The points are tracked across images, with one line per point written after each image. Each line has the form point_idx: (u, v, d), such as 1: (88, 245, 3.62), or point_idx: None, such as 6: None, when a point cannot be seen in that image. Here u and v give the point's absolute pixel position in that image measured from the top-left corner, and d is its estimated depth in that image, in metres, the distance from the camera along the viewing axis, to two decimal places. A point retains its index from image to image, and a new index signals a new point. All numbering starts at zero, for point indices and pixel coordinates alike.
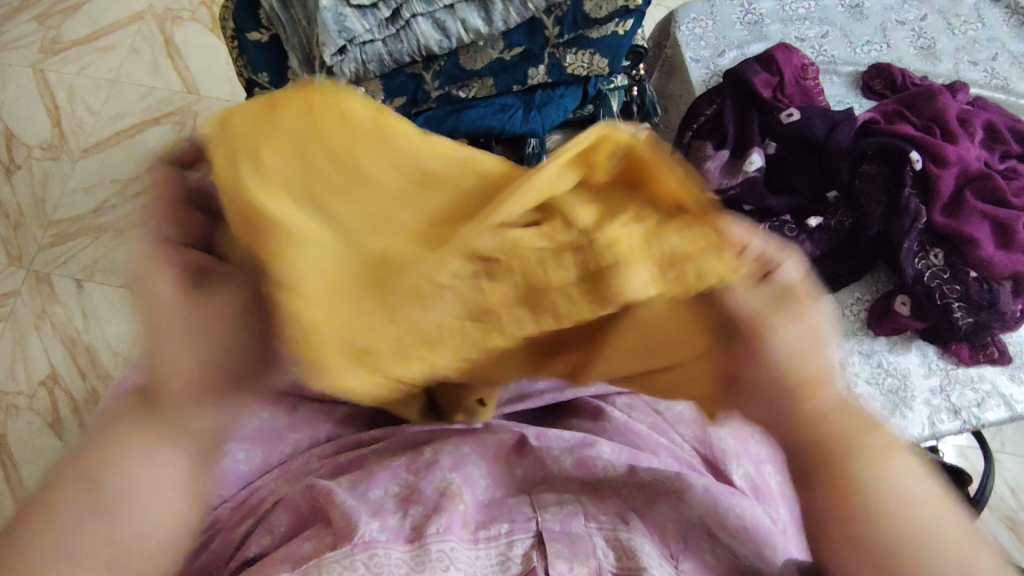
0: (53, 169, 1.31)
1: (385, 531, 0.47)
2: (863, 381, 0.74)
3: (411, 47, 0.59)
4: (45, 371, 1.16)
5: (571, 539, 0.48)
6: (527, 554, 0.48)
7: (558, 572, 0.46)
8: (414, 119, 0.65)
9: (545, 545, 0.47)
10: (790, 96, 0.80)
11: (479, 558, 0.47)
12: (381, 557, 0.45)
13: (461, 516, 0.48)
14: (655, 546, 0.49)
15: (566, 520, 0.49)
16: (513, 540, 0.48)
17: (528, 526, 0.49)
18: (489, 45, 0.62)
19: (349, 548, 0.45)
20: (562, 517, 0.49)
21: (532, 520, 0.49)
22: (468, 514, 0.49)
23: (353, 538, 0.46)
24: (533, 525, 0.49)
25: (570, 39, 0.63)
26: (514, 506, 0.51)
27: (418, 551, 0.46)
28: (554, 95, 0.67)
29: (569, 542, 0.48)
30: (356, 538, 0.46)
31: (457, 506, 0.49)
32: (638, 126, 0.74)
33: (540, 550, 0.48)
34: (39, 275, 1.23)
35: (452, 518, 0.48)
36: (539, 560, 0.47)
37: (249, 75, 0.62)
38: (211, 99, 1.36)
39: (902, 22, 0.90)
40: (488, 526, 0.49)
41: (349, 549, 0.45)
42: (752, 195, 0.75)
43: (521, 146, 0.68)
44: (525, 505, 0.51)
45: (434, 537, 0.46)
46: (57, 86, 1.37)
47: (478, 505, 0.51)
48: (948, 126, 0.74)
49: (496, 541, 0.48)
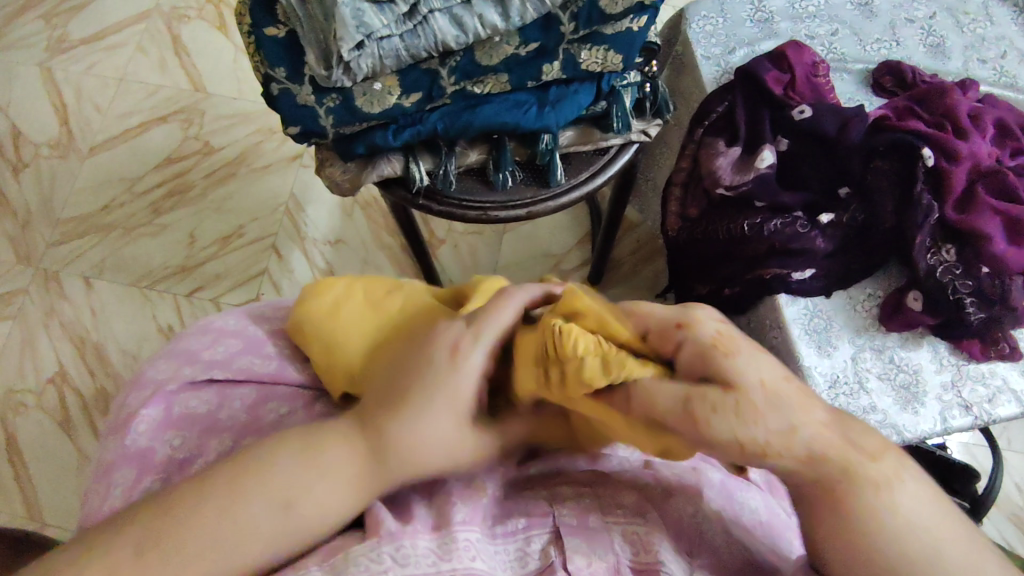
0: (60, 167, 1.31)
1: (409, 523, 0.46)
2: (875, 376, 0.74)
3: (428, 43, 0.59)
4: (53, 369, 1.17)
5: (590, 533, 0.48)
6: (546, 550, 0.47)
7: (576, 567, 0.46)
8: (430, 114, 0.66)
9: (563, 540, 0.47)
10: (801, 93, 0.80)
11: (499, 552, 0.47)
12: (406, 549, 0.44)
13: (480, 510, 0.48)
14: (674, 542, 0.48)
15: (584, 514, 0.49)
16: (531, 535, 0.48)
17: (546, 521, 0.49)
18: (504, 40, 0.62)
19: (374, 540, 0.44)
20: (580, 512, 0.49)
21: (550, 515, 0.49)
22: (486, 509, 0.49)
23: (380, 530, 0.45)
24: (551, 520, 0.49)
25: (586, 35, 0.63)
26: (531, 501, 0.51)
27: (443, 541, 0.45)
28: (568, 90, 0.68)
29: (588, 536, 0.48)
30: (380, 531, 0.45)
31: (478, 499, 0.49)
32: (649, 123, 0.75)
33: (558, 546, 0.47)
34: (47, 273, 1.23)
35: (472, 511, 0.48)
36: (558, 555, 0.47)
37: (266, 71, 0.62)
38: (218, 98, 1.36)
39: (912, 19, 0.90)
40: (506, 521, 0.49)
41: (373, 543, 0.44)
42: (765, 192, 0.74)
43: (535, 141, 0.70)
44: (543, 500, 0.51)
45: (459, 527, 0.46)
46: (64, 84, 1.38)
47: (496, 500, 0.51)
48: (959, 123, 0.74)
49: (516, 535, 0.48)
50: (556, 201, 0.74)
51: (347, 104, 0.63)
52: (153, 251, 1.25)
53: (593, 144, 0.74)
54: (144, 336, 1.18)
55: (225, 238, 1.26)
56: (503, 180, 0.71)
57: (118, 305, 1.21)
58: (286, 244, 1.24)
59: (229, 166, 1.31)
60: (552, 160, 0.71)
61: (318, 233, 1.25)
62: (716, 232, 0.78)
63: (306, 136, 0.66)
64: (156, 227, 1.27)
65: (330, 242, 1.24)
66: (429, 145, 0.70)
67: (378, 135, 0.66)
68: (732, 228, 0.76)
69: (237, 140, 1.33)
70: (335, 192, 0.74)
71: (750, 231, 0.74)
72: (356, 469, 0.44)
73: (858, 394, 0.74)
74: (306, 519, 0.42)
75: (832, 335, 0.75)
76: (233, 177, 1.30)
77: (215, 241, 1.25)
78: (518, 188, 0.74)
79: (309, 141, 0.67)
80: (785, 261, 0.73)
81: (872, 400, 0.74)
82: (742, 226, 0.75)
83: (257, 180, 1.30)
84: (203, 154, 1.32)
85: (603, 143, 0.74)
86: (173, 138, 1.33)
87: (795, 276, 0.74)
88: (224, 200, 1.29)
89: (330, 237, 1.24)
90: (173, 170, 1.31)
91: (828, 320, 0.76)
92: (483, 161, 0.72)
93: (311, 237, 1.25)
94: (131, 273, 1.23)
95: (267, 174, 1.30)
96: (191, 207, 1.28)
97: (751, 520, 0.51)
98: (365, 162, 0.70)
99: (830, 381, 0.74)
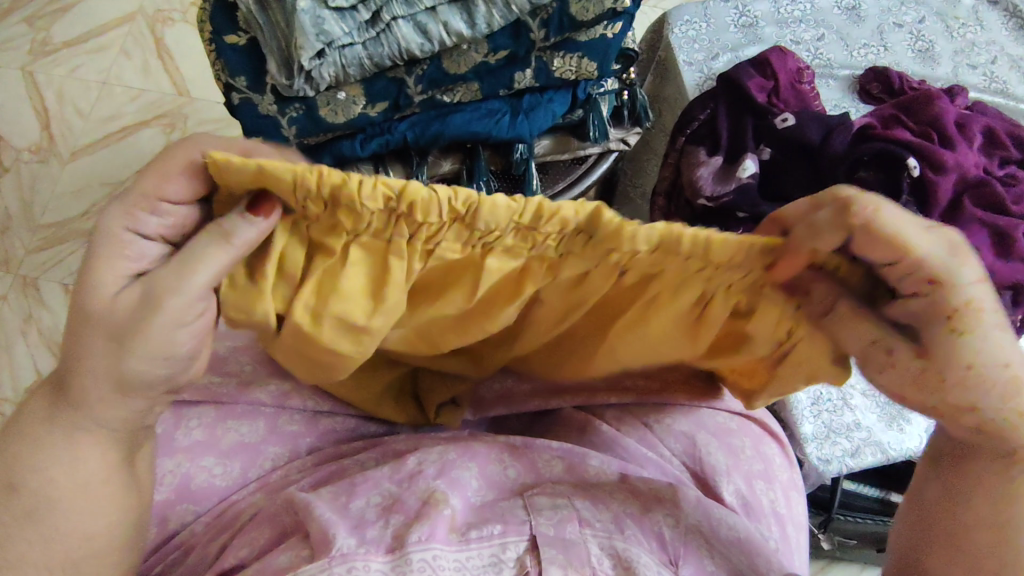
0: (41, 172, 1.29)
1: (363, 544, 0.44)
2: (860, 393, 0.72)
3: (392, 51, 0.57)
4: (31, 377, 1.15)
5: (566, 545, 0.46)
6: (521, 559, 0.45)
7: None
8: (398, 124, 0.64)
9: (540, 550, 0.45)
10: (785, 100, 0.78)
11: (473, 558, 0.45)
12: (359, 570, 0.42)
13: (447, 520, 0.46)
14: (654, 554, 0.47)
15: (560, 524, 0.47)
16: (506, 542, 0.46)
17: (522, 529, 0.47)
18: (473, 48, 0.60)
19: (326, 560, 0.42)
20: (557, 522, 0.47)
21: (526, 524, 0.47)
22: (455, 519, 0.47)
23: (330, 550, 0.43)
24: (527, 528, 0.47)
25: (558, 42, 0.61)
26: (508, 509, 0.49)
27: (398, 561, 0.43)
28: (542, 98, 0.66)
29: (564, 548, 0.45)
30: (333, 551, 0.43)
31: (443, 511, 0.46)
32: (628, 131, 0.73)
33: (534, 555, 0.45)
34: (26, 280, 1.21)
35: (437, 524, 0.45)
36: (533, 565, 0.45)
37: (227, 79, 0.61)
38: (203, 102, 1.34)
39: (900, 24, 0.88)
40: (481, 526, 0.47)
41: (326, 563, 0.42)
42: (746, 202, 0.72)
43: (509, 151, 0.68)
44: (519, 508, 0.49)
45: (416, 546, 0.44)
46: (46, 88, 1.36)
47: (467, 509, 0.49)
48: (946, 132, 0.72)
49: (489, 541, 0.45)
50: None
51: (310, 114, 0.61)
52: None
53: (570, 153, 0.72)
54: None
55: None
56: (477, 191, 0.69)
57: None
58: None
59: None
60: (528, 170, 0.69)
61: None
62: None
63: (270, 146, 0.64)
64: None
65: None
66: (399, 155, 0.68)
67: (345, 145, 0.65)
68: None
69: None
70: None
71: None
72: (53, 414, 0.42)
73: (842, 411, 0.72)
74: (40, 496, 0.41)
75: None
76: None
77: None
78: None
79: None
80: None
81: (856, 417, 0.72)
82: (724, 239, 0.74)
83: None
84: None
85: (582, 152, 0.72)
86: (155, 142, 1.31)
87: None
88: None
89: None
90: None
91: None
92: (457, 171, 0.70)
93: None
94: None
95: None
96: None
97: (729, 537, 0.50)
98: None
99: (813, 398, 0.72)
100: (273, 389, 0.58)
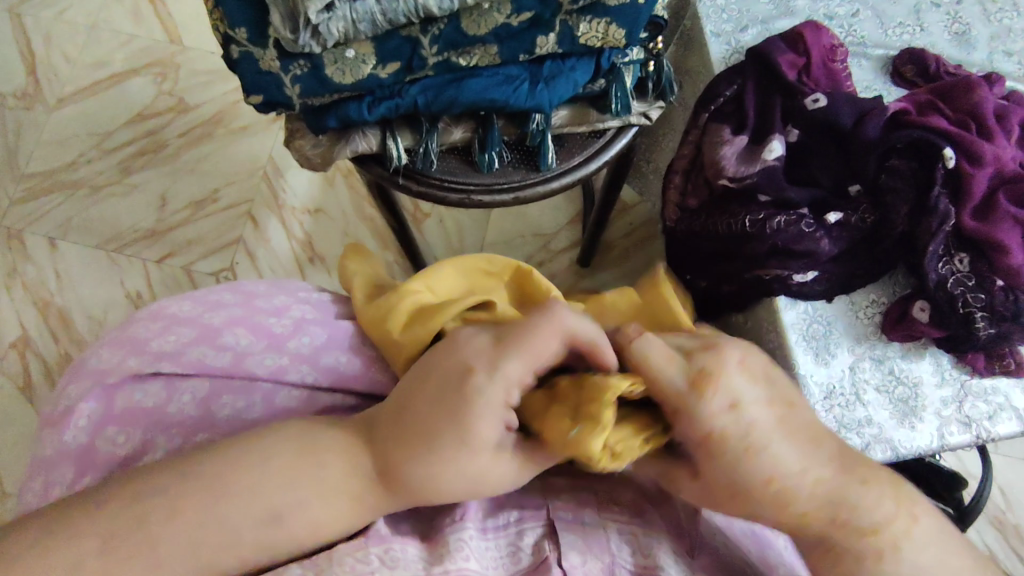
0: (26, 120, 1.23)
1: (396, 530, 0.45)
2: (874, 389, 0.71)
3: (407, 7, 0.53)
4: (16, 333, 1.11)
5: (587, 530, 0.45)
6: (538, 543, 0.45)
7: (571, 564, 0.43)
8: (410, 87, 0.60)
9: (558, 535, 0.45)
10: (817, 79, 0.74)
11: (490, 545, 0.45)
12: (395, 552, 0.43)
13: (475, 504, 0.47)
14: (671, 542, 0.46)
15: (579, 510, 0.47)
16: (523, 529, 0.46)
17: (540, 514, 0.46)
18: (494, 7, 0.56)
19: (359, 541, 0.43)
20: (576, 507, 0.47)
21: (544, 509, 0.47)
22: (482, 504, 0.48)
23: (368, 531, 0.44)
24: (545, 514, 0.46)
25: (586, 5, 0.57)
26: (526, 495, 0.49)
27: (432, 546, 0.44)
28: (564, 66, 0.61)
29: (584, 533, 0.45)
30: (370, 531, 0.43)
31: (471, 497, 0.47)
32: (651, 105, 0.68)
33: (552, 539, 0.45)
34: (11, 232, 1.16)
35: (468, 506, 0.46)
36: (551, 550, 0.44)
37: (225, 30, 0.56)
38: (195, 52, 1.27)
39: (938, 4, 0.83)
40: (498, 513, 0.47)
41: (362, 542, 0.43)
42: (771, 185, 0.69)
43: (526, 121, 0.64)
44: (539, 494, 0.49)
45: (451, 528, 0.44)
46: (32, 31, 1.28)
47: (488, 495, 0.49)
48: (983, 121, 0.69)
49: (505, 530, 0.46)
50: (546, 186, 0.68)
51: (316, 73, 0.57)
52: (122, 212, 1.18)
53: (588, 126, 0.67)
54: (112, 303, 1.12)
55: (199, 201, 1.19)
56: (489, 161, 0.65)
57: (84, 268, 1.14)
58: (263, 211, 1.17)
59: (204, 126, 1.23)
60: (544, 142, 0.65)
61: (296, 201, 1.18)
62: (716, 228, 0.73)
63: (271, 105, 0.60)
64: (126, 187, 1.19)
65: (309, 211, 1.17)
66: (411, 119, 0.64)
67: (352, 107, 0.61)
68: (733, 224, 0.71)
69: (214, 98, 1.24)
70: (305, 167, 0.68)
71: (752, 229, 0.69)
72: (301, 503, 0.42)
73: (854, 406, 0.70)
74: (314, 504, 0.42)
75: (831, 343, 0.71)
76: (209, 137, 1.22)
77: (188, 204, 1.19)
78: (506, 170, 0.68)
79: (275, 111, 0.62)
80: (787, 263, 0.68)
81: (868, 412, 0.70)
82: (744, 223, 0.70)
83: (233, 142, 1.22)
84: (177, 111, 1.24)
85: (600, 125, 0.68)
86: (146, 92, 1.25)
87: (788, 136, 0.73)
88: (198, 160, 1.21)
89: (309, 206, 1.17)
90: (145, 127, 1.23)
91: (828, 326, 0.72)
92: (468, 140, 0.66)
93: (289, 204, 1.18)
94: (99, 235, 1.16)
95: (245, 136, 1.22)
96: (163, 167, 1.21)
97: (742, 529, 0.50)
98: (338, 136, 0.64)
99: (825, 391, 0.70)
100: (269, 365, 0.56)
